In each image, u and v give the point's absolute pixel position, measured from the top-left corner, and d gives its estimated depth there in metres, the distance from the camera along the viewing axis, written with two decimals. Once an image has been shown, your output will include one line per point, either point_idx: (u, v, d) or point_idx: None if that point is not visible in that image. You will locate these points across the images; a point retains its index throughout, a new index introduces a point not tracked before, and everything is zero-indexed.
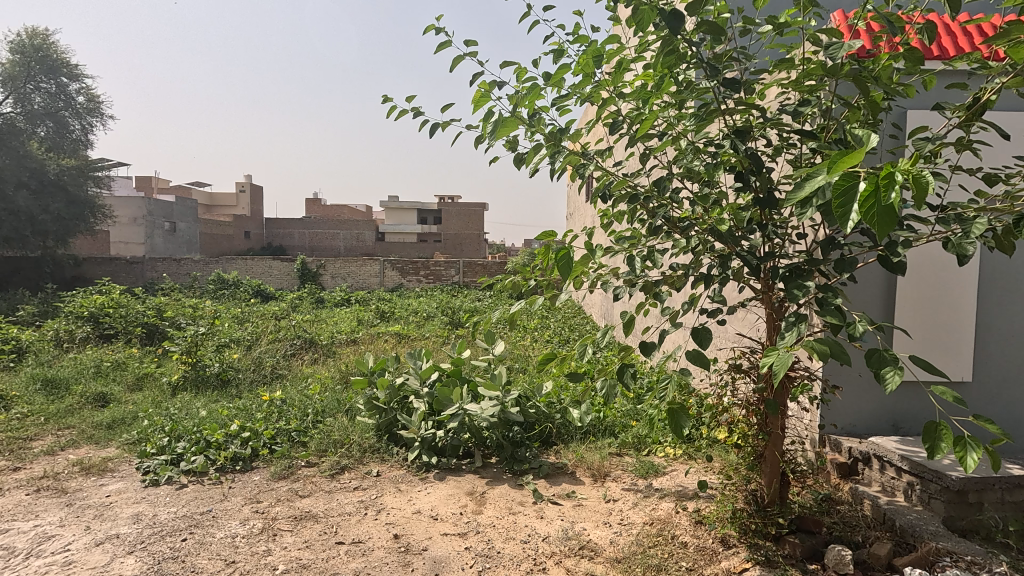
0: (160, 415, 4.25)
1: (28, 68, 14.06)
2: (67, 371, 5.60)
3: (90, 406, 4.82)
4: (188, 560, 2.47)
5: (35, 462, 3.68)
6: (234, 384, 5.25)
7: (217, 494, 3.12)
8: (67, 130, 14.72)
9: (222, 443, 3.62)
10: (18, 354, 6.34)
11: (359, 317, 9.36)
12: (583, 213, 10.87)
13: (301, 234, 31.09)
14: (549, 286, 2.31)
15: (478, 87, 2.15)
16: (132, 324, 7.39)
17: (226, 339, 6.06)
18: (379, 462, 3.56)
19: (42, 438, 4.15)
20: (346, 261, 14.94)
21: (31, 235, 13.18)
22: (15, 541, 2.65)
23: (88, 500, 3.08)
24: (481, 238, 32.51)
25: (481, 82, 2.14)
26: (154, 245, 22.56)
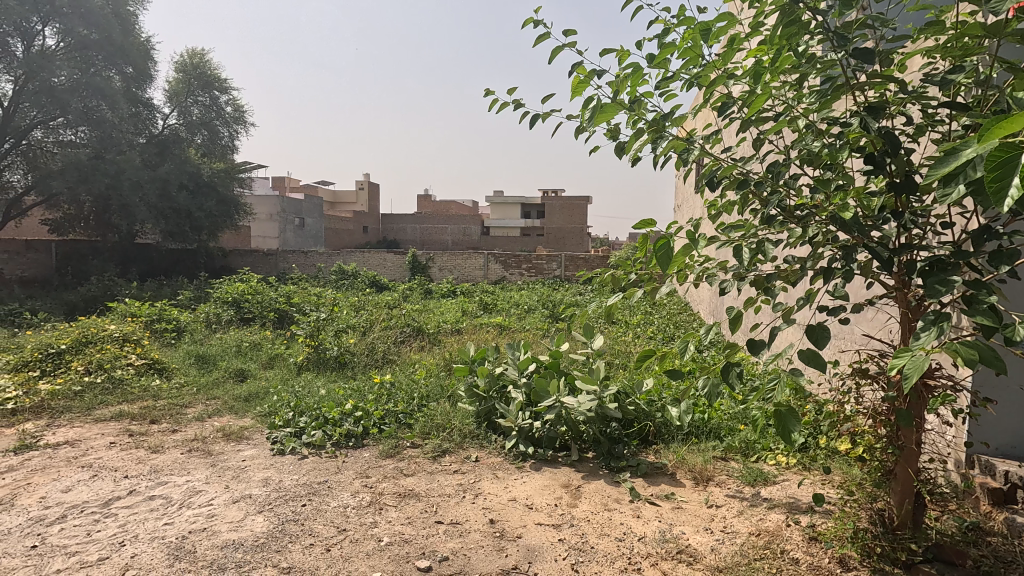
0: (287, 391, 4.72)
1: (189, 85, 16.12)
2: (215, 349, 6.40)
3: (231, 379, 5.47)
4: (307, 523, 2.72)
5: (189, 425, 4.25)
6: (349, 367, 5.68)
7: (333, 467, 3.40)
8: (218, 137, 16.61)
9: (337, 420, 3.94)
10: (178, 332, 7.34)
11: (463, 308, 9.69)
12: (691, 205, 10.35)
13: (413, 228, 32.80)
14: (649, 280, 2.23)
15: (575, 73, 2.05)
16: (267, 309, 8.29)
17: (344, 325, 6.58)
18: (478, 448, 3.66)
19: (194, 405, 4.78)
20: (452, 254, 15.55)
21: (190, 230, 15.16)
22: (172, 492, 3.08)
23: (228, 463, 3.49)
24: (584, 232, 32.36)
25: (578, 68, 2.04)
26: (287, 240, 25.01)
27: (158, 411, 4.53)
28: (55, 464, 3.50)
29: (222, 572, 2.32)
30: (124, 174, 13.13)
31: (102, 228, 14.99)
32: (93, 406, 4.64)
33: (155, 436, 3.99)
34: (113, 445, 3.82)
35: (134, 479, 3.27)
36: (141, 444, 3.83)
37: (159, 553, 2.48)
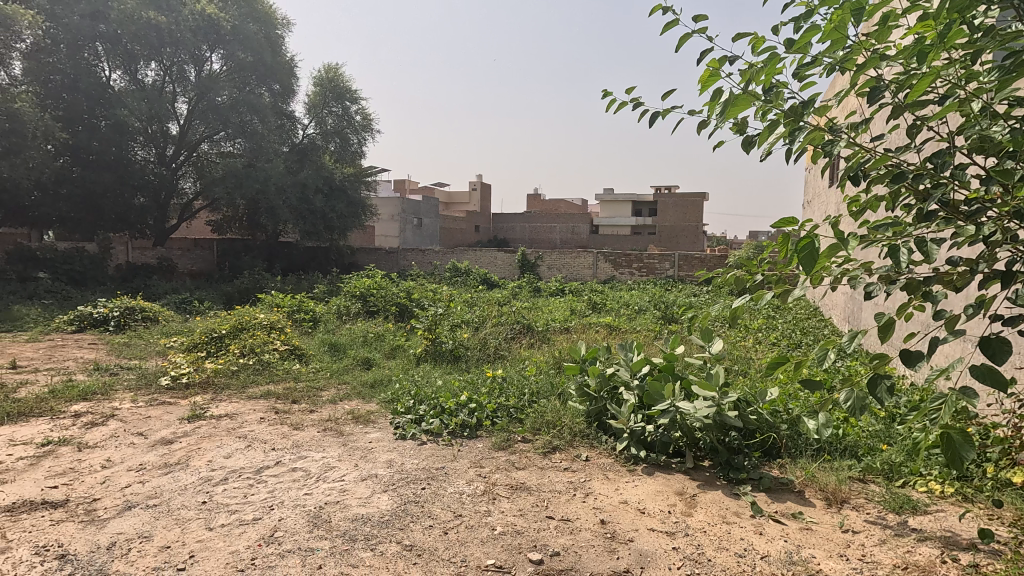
0: (407, 381, 5.04)
1: (324, 98, 17.64)
2: (345, 338, 7.00)
3: (358, 367, 5.96)
4: (426, 506, 2.89)
5: (323, 406, 4.69)
6: (463, 360, 5.93)
7: (449, 454, 3.57)
8: (349, 144, 18.03)
9: (453, 410, 4.12)
10: (313, 321, 8.14)
11: (572, 307, 9.69)
12: (825, 201, 9.47)
13: (522, 227, 33.36)
14: (780, 282, 2.07)
15: (710, 67, 1.91)
16: (389, 304, 8.90)
17: (459, 321, 6.90)
18: (588, 447, 3.65)
19: (328, 388, 5.28)
20: (562, 253, 15.61)
21: (324, 230, 16.69)
22: (311, 466, 3.42)
23: (357, 443, 3.80)
24: (700, 230, 30.93)
25: (712, 60, 1.90)
26: (406, 238, 26.62)
27: (298, 392, 5.06)
28: (218, 432, 4.05)
29: (353, 543, 2.54)
30: (271, 180, 14.77)
31: (253, 228, 16.98)
32: (247, 384, 5.29)
33: (296, 415, 4.47)
34: (263, 419, 4.33)
35: (280, 451, 3.67)
36: (285, 421, 4.30)
37: (301, 519, 2.77)
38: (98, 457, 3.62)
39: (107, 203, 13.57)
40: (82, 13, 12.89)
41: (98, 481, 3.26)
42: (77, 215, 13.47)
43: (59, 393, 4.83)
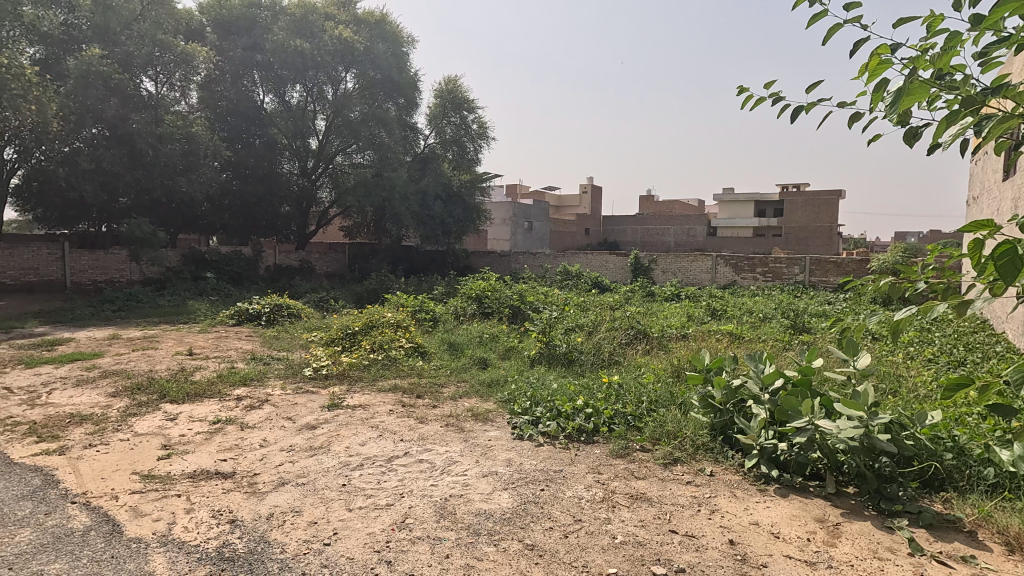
0: (523, 382, 5.13)
1: (444, 108, 18.40)
2: (463, 338, 7.30)
3: (476, 366, 6.17)
4: (546, 507, 2.92)
5: (445, 403, 4.93)
6: (578, 363, 5.91)
7: (566, 458, 3.58)
8: (465, 152, 18.76)
9: (570, 414, 4.12)
10: (433, 321, 8.58)
11: (690, 313, 9.26)
12: (996, 196, 8.19)
13: (634, 229, 32.56)
14: (950, 292, 1.81)
15: (877, 55, 1.64)
16: (503, 306, 9.11)
17: (573, 324, 6.91)
18: (712, 462, 3.48)
19: (448, 385, 5.53)
20: (678, 256, 15.01)
21: (442, 234, 17.56)
22: (436, 459, 3.61)
23: (478, 440, 3.95)
24: (834, 231, 28.19)
25: (880, 47, 1.62)
26: (517, 242, 27.14)
27: (422, 388, 5.36)
28: (354, 421, 4.40)
29: (477, 536, 2.64)
30: (396, 188, 15.83)
31: (379, 233, 18.31)
32: (377, 377, 5.71)
33: (420, 409, 4.73)
34: (391, 412, 4.64)
35: (408, 442, 3.91)
36: (411, 414, 4.58)
37: (429, 509, 2.93)
38: (256, 436, 4.11)
39: (260, 212, 15.42)
40: (243, 46, 14.83)
41: (257, 458, 3.69)
42: (237, 223, 15.41)
43: (225, 378, 5.57)
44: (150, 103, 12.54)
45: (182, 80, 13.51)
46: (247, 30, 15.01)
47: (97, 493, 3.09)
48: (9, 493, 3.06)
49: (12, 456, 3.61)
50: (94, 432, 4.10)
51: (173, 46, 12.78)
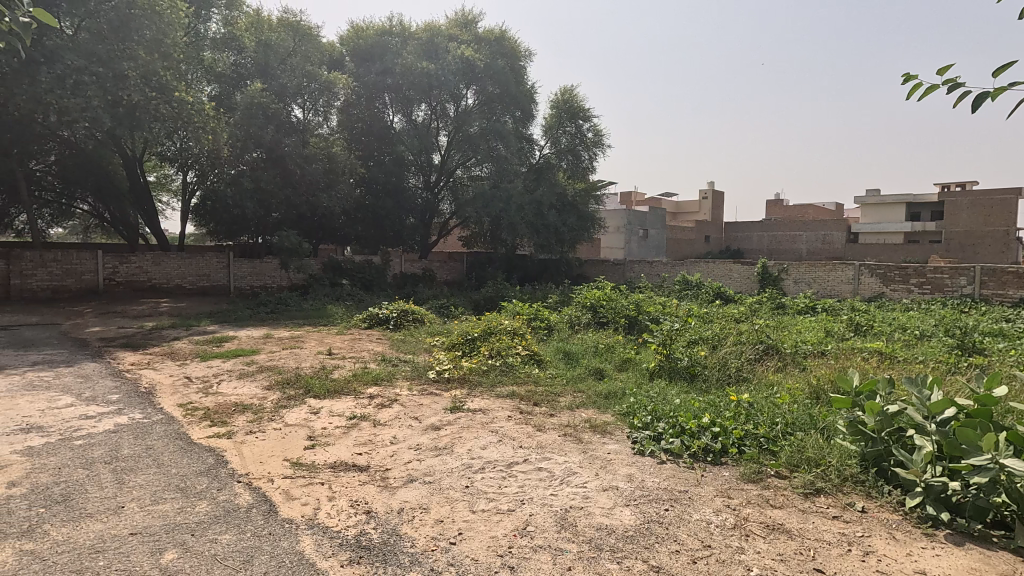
0: (643, 396, 4.95)
1: (560, 118, 18.49)
2: (578, 348, 7.25)
3: (592, 376, 6.09)
4: (671, 529, 2.79)
5: (562, 412, 4.92)
6: (701, 379, 5.60)
7: (692, 479, 3.39)
8: (580, 161, 18.78)
9: (695, 432, 3.90)
10: (548, 330, 8.62)
11: (829, 328, 8.41)
12: None
13: (760, 236, 30.36)
14: None
15: None
16: (620, 316, 8.94)
17: (696, 337, 6.56)
18: (864, 497, 3.10)
19: (565, 394, 5.51)
20: (813, 265, 13.72)
21: (556, 243, 17.67)
22: (555, 468, 3.60)
23: (596, 452, 3.89)
24: (1011, 237, 24.13)
25: None
26: (632, 250, 26.53)
27: (539, 396, 5.40)
28: (475, 425, 4.54)
29: (599, 552, 2.58)
30: (513, 199, 16.24)
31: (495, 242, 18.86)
32: (495, 383, 5.85)
33: (538, 417, 4.77)
34: (510, 417, 4.72)
35: (527, 450, 3.95)
36: (529, 421, 4.63)
37: (550, 518, 2.93)
38: (387, 433, 4.39)
39: (388, 224, 16.60)
40: (377, 71, 16.08)
41: (388, 455, 3.94)
42: (368, 234, 16.73)
43: (360, 377, 6.04)
44: (298, 128, 14.06)
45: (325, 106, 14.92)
46: (380, 56, 16.29)
47: (257, 475, 3.48)
48: (190, 469, 3.55)
49: (192, 436, 4.20)
50: (253, 420, 4.64)
51: (318, 76, 14.22)
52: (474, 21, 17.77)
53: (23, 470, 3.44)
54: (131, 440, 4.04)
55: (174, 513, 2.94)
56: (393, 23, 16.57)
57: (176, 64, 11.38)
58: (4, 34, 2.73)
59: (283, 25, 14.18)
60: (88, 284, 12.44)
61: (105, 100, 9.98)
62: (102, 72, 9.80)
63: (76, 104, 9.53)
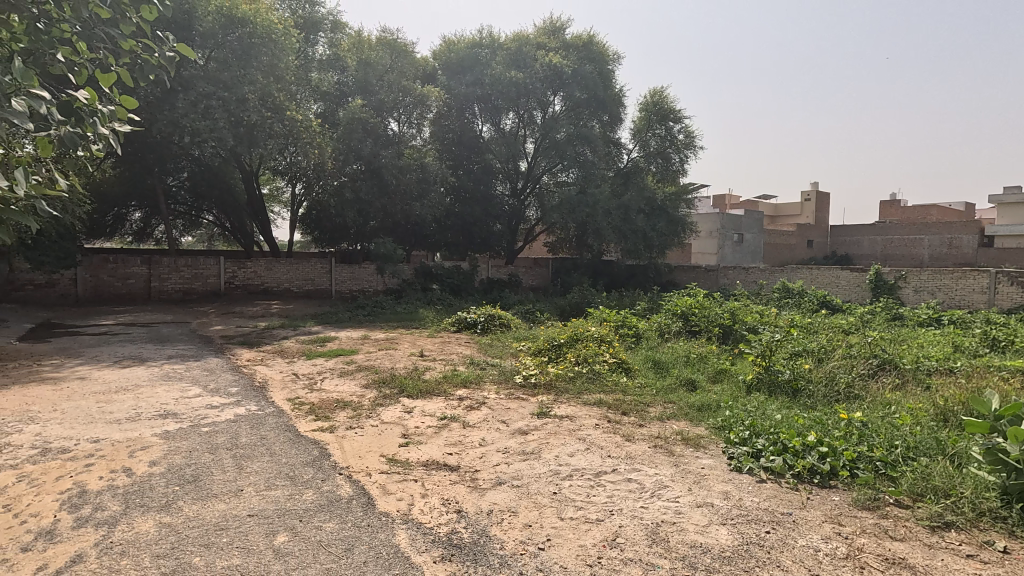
0: (740, 410, 4.68)
1: (649, 121, 18.04)
2: (668, 356, 7.01)
3: (683, 387, 5.84)
4: (773, 553, 2.62)
5: (652, 423, 4.77)
6: (805, 395, 5.21)
7: (796, 501, 3.16)
8: (670, 164, 18.25)
9: (799, 451, 3.63)
10: (636, 337, 8.40)
11: (957, 343, 7.51)
12: None
13: (872, 241, 27.77)
14: None
15: None
16: (713, 325, 8.56)
17: (799, 349, 6.12)
18: (1006, 536, 2.73)
19: (654, 405, 5.34)
20: (937, 271, 12.32)
21: (644, 248, 17.23)
22: (645, 480, 3.50)
23: (689, 466, 3.73)
24: None
25: None
26: (726, 256, 25.25)
27: (627, 405, 5.28)
28: (562, 431, 4.52)
29: (693, 571, 2.48)
30: (599, 204, 16.06)
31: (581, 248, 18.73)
32: (582, 391, 5.79)
33: (626, 427, 4.65)
34: (598, 426, 4.65)
35: (616, 459, 3.87)
36: (618, 431, 4.54)
37: (640, 531, 2.85)
38: (476, 435, 4.49)
39: (477, 230, 17.02)
40: (467, 83, 16.55)
41: (477, 456, 4.02)
42: (457, 240, 17.25)
43: (450, 379, 6.23)
44: (394, 140, 14.82)
45: (418, 118, 15.62)
46: (470, 68, 16.76)
47: (357, 469, 3.69)
48: (298, 459, 3.83)
49: (300, 429, 4.54)
50: (353, 417, 4.93)
51: (413, 90, 14.92)
52: (563, 28, 17.78)
53: (161, 451, 3.88)
54: (248, 430, 4.44)
55: (285, 499, 3.19)
56: (483, 35, 17.00)
57: (288, 86, 12.41)
58: (149, 65, 3.13)
59: (381, 44, 15.03)
60: (212, 287, 13.85)
61: (229, 121, 11.08)
62: (227, 96, 10.91)
63: (205, 126, 10.67)
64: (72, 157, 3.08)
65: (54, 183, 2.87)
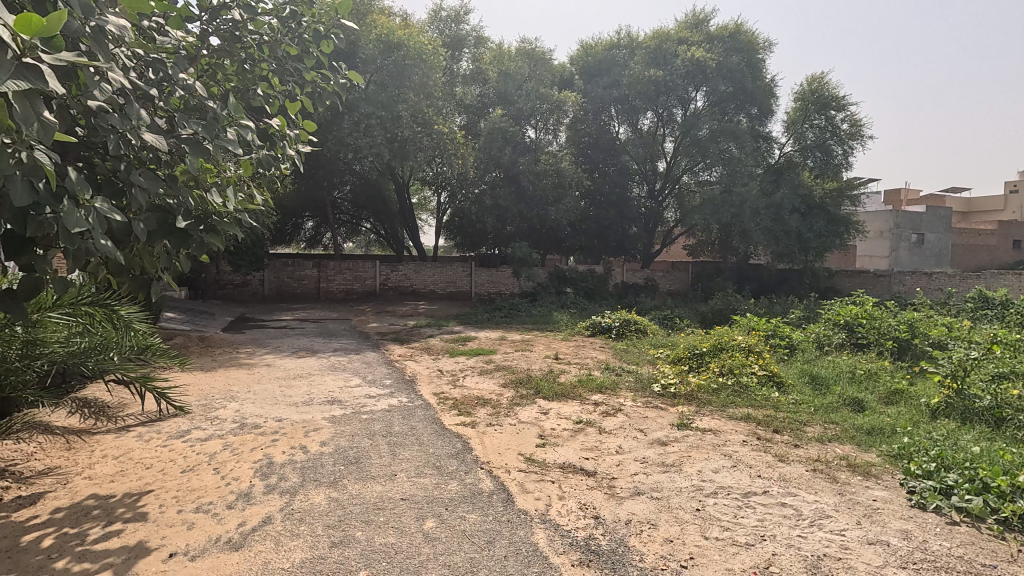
0: (923, 437, 4.05)
1: (806, 111, 16.38)
2: (829, 372, 6.29)
3: (848, 408, 5.19)
4: None
5: (809, 445, 4.31)
6: (1013, 427, 4.35)
7: (1002, 552, 2.65)
8: (831, 157, 16.46)
9: (1005, 493, 3.04)
10: (790, 349, 7.64)
11: None
12: None
13: None
14: None
15: None
16: (885, 338, 7.55)
17: (1003, 371, 5.14)
18: None
19: (813, 425, 4.81)
20: None
21: (799, 251, 15.68)
22: (803, 507, 3.17)
23: (857, 497, 3.30)
24: None
25: None
26: (901, 259, 22.03)
27: (780, 422, 4.83)
28: (705, 445, 4.28)
29: None
30: (746, 204, 14.96)
31: (724, 251, 17.61)
32: (727, 404, 5.41)
33: (779, 446, 4.26)
34: (745, 442, 4.33)
35: (767, 480, 3.56)
36: (769, 449, 4.18)
37: (797, 562, 2.60)
38: (613, 442, 4.42)
39: (612, 233, 16.79)
40: (604, 86, 16.41)
41: (615, 463, 3.96)
42: (592, 244, 17.17)
43: (585, 384, 6.21)
44: (531, 147, 15.23)
45: (555, 124, 15.87)
46: (607, 70, 16.67)
47: (497, 465, 3.84)
48: (444, 450, 4.09)
49: (446, 422, 4.84)
50: (493, 414, 5.14)
51: (550, 97, 15.22)
52: (706, 20, 16.89)
53: (329, 433, 4.38)
54: (400, 420, 4.84)
55: (433, 488, 3.42)
56: (620, 36, 16.87)
57: (436, 102, 13.35)
58: (326, 93, 3.57)
59: (521, 54, 15.58)
60: (369, 288, 15.33)
61: (386, 137, 12.21)
62: (384, 115, 12.05)
63: (365, 143, 11.87)
64: (267, 176, 3.62)
65: (253, 198, 3.39)
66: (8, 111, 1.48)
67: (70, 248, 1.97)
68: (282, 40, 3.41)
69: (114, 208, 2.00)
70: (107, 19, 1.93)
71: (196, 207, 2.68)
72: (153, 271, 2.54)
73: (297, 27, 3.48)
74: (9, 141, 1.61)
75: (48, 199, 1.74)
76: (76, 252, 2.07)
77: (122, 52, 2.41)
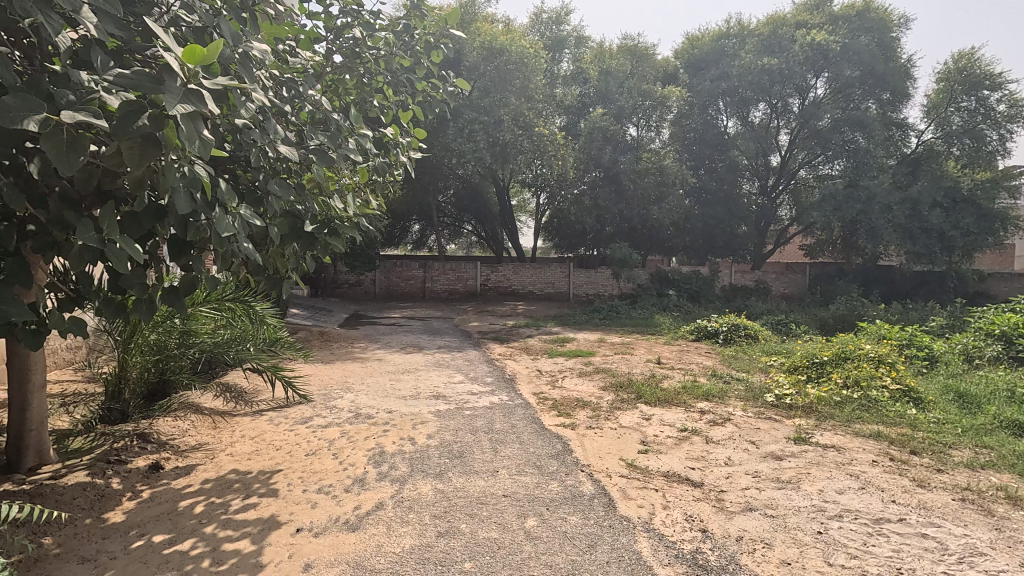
0: None
1: (952, 92, 14.49)
2: (981, 389, 5.49)
3: (1006, 431, 4.51)
4: None
5: (956, 470, 3.79)
6: None
7: None
8: (983, 144, 14.44)
9: None
10: (930, 361, 6.77)
11: None
12: None
13: None
14: None
15: None
16: None
17: None
18: None
19: (960, 448, 4.22)
20: None
21: (941, 251, 13.92)
22: (948, 540, 2.81)
23: (1020, 535, 2.86)
24: None
25: None
26: None
27: (917, 443, 4.31)
28: (826, 463, 3.92)
29: None
30: (875, 199, 13.54)
31: (848, 251, 16.07)
32: (852, 419, 4.92)
33: (918, 470, 3.79)
34: (875, 463, 3.90)
35: (903, 507, 3.19)
36: (904, 472, 3.73)
37: None
38: (721, 453, 4.19)
39: (719, 233, 15.96)
40: (711, 78, 15.62)
41: (723, 475, 3.75)
42: (697, 244, 16.41)
43: (690, 390, 5.94)
44: (633, 145, 14.90)
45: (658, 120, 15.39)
46: (715, 61, 15.85)
47: (598, 468, 3.79)
48: (544, 450, 4.11)
49: (546, 422, 4.86)
50: (593, 417, 5.08)
51: (653, 93, 14.80)
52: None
53: (434, 427, 4.57)
54: (501, 417, 4.94)
55: (534, 487, 3.45)
56: (730, 25, 16.00)
57: (537, 104, 13.47)
58: (434, 101, 3.71)
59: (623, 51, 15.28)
60: (470, 288, 15.83)
61: (488, 141, 12.54)
62: (487, 120, 12.36)
63: (469, 148, 12.27)
64: (381, 182, 3.84)
65: (369, 203, 3.61)
66: (176, 132, 1.71)
67: (221, 250, 2.22)
68: (397, 54, 3.60)
69: (253, 215, 2.22)
70: (252, 45, 2.14)
71: (320, 212, 2.91)
72: (284, 271, 2.79)
73: (410, 40, 3.66)
74: (176, 157, 1.85)
75: (205, 208, 1.98)
76: (223, 254, 2.33)
77: (264, 73, 2.68)
